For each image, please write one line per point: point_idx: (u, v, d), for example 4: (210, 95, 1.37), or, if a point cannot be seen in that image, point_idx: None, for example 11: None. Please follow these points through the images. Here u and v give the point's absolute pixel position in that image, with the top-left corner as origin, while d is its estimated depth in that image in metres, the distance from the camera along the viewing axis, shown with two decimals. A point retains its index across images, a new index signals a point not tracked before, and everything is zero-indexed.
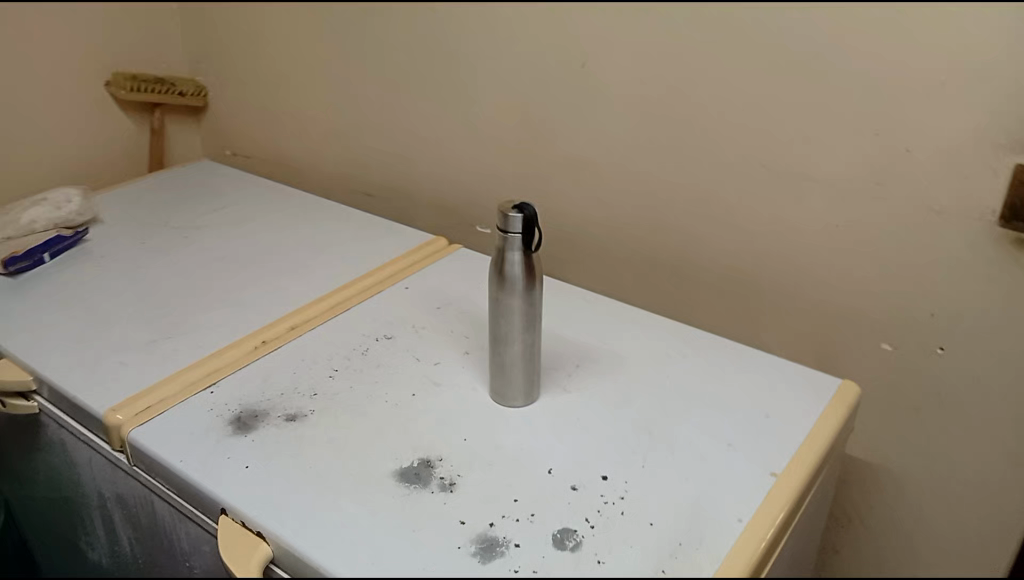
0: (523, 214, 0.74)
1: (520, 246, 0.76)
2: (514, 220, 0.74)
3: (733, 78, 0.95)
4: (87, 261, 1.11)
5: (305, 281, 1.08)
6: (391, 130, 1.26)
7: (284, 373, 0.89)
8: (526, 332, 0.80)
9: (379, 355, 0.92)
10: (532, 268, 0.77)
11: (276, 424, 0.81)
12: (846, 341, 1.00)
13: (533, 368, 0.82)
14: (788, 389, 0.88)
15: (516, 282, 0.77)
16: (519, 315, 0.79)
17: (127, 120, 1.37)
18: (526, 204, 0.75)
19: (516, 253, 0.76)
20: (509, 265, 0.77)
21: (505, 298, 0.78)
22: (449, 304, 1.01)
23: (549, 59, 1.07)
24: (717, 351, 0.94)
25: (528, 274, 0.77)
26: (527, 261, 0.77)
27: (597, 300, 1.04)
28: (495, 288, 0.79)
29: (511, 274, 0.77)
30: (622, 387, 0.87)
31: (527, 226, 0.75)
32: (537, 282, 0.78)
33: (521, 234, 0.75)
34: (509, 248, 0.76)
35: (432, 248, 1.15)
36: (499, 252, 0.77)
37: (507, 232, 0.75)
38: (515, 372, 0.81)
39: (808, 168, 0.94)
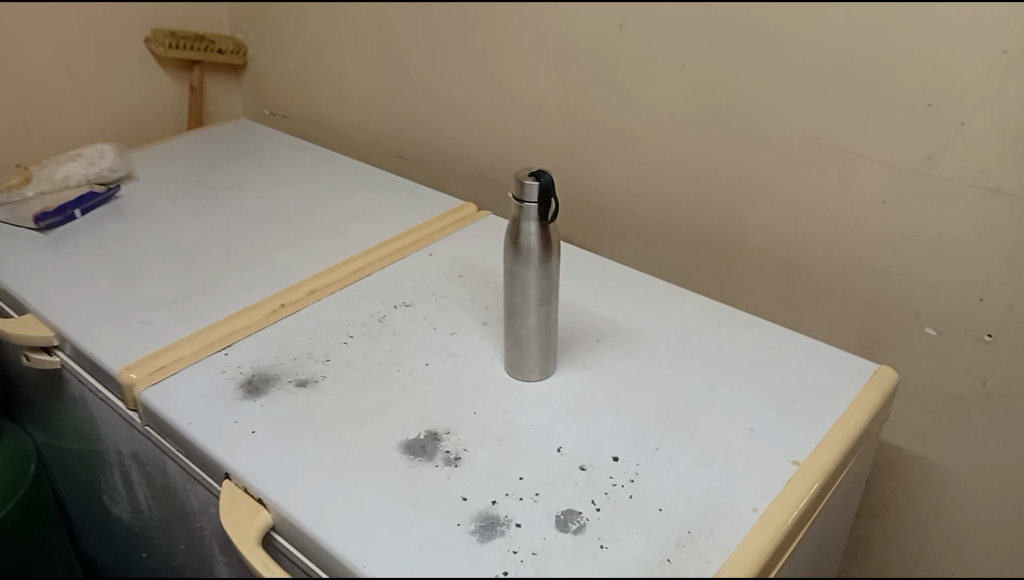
0: (540, 182, 0.71)
1: (536, 217, 0.73)
2: (529, 189, 0.71)
3: (779, 43, 0.89)
4: (118, 217, 1.11)
5: (331, 245, 1.06)
6: (427, 94, 1.24)
7: (299, 338, 0.88)
8: (542, 306, 0.77)
9: (396, 323, 0.90)
10: (548, 239, 0.74)
11: (286, 389, 0.81)
12: (889, 327, 0.95)
13: (549, 342, 0.80)
14: (818, 374, 0.84)
15: (532, 254, 0.74)
16: (535, 289, 0.76)
17: (166, 77, 1.36)
18: (543, 172, 0.71)
19: (531, 224, 0.73)
20: (525, 235, 0.74)
21: (521, 270, 0.75)
22: (472, 274, 0.99)
23: (586, 22, 1.02)
24: (747, 332, 0.90)
25: (544, 246, 0.74)
26: (543, 232, 0.74)
27: (626, 275, 1.01)
28: (509, 259, 0.76)
29: (527, 245, 0.74)
30: (642, 366, 0.84)
31: (543, 196, 0.71)
32: (554, 254, 0.75)
33: (537, 204, 0.72)
34: (525, 218, 0.73)
35: (460, 215, 1.13)
36: (514, 222, 0.74)
37: (523, 201, 0.72)
38: (530, 347, 0.79)
39: (856, 142, 0.88)
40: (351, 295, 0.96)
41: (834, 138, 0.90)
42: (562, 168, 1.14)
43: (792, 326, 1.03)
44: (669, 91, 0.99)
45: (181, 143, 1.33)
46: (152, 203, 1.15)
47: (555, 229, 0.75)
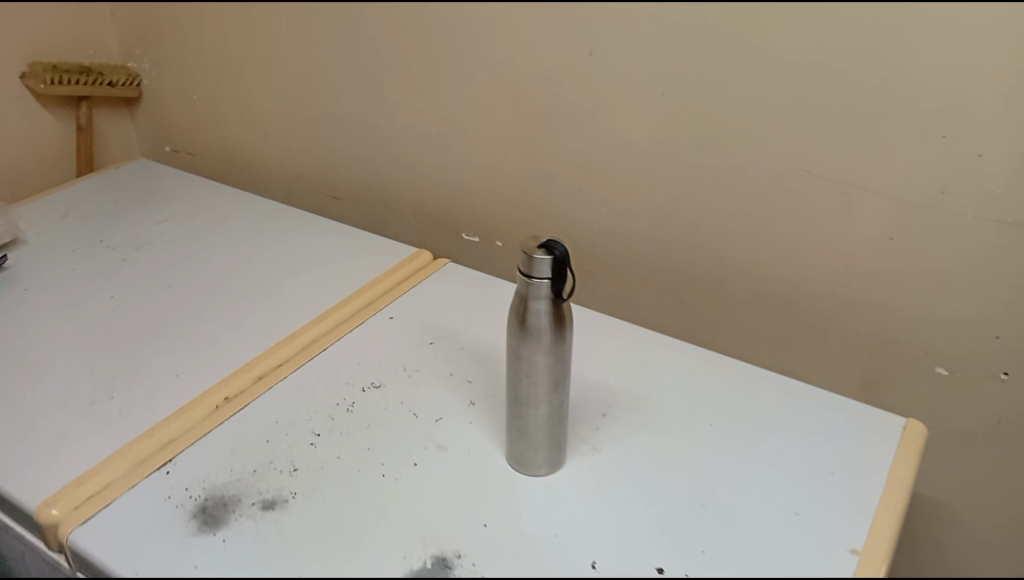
0: (553, 256, 0.60)
1: (548, 294, 0.62)
2: (542, 264, 0.60)
3: (776, 75, 0.80)
4: (10, 294, 0.93)
5: (270, 313, 0.91)
6: (359, 129, 1.09)
7: (256, 442, 0.74)
8: (554, 393, 0.66)
9: (368, 413, 0.77)
10: (562, 319, 0.63)
11: (251, 515, 0.67)
12: (894, 364, 0.89)
13: (560, 431, 0.69)
14: (848, 434, 0.76)
15: (544, 336, 0.63)
16: (548, 375, 0.65)
17: (48, 117, 1.17)
18: (556, 243, 0.61)
19: (542, 302, 0.62)
20: (535, 316, 0.63)
21: (530, 356, 0.64)
22: (444, 339, 0.87)
23: (547, 52, 0.90)
24: (759, 386, 0.82)
25: (557, 327, 0.63)
26: (556, 310, 0.63)
27: (613, 328, 0.90)
28: (514, 343, 0.65)
29: (537, 327, 0.63)
30: (660, 443, 0.74)
31: (558, 271, 0.61)
32: (568, 333, 0.64)
33: (550, 280, 0.61)
34: (535, 297, 0.62)
35: (415, 265, 1.00)
36: (521, 301, 0.63)
37: (532, 278, 0.61)
38: (540, 439, 0.68)
39: (863, 176, 0.81)
40: (308, 378, 0.82)
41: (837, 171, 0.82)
42: (523, 207, 1.03)
43: (788, 367, 0.96)
44: (649, 125, 0.89)
45: (73, 193, 1.15)
46: (47, 273, 0.96)
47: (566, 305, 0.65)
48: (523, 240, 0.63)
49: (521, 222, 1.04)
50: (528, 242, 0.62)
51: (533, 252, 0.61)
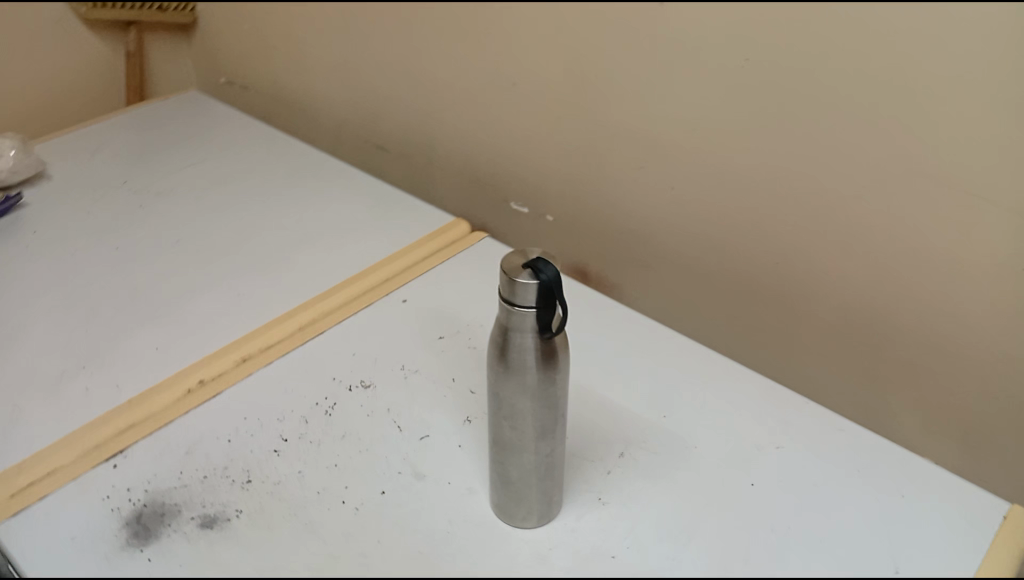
0: (540, 280, 0.47)
1: (534, 327, 0.49)
2: (526, 291, 0.47)
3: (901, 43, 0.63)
4: (17, 237, 0.87)
5: (272, 288, 0.82)
6: (407, 73, 0.97)
7: (216, 442, 0.65)
8: (542, 441, 0.53)
9: (346, 419, 0.67)
10: (552, 355, 0.50)
11: (187, 534, 0.59)
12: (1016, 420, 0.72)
13: (551, 484, 0.56)
14: (928, 514, 0.59)
15: (529, 375, 0.50)
16: (533, 421, 0.52)
17: (95, 40, 1.12)
18: (545, 264, 0.47)
19: (526, 337, 0.49)
20: (518, 350, 0.50)
21: (512, 397, 0.51)
22: (456, 336, 0.75)
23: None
24: (823, 436, 0.66)
25: (545, 365, 0.50)
26: (545, 347, 0.50)
27: (661, 339, 0.76)
28: (493, 379, 0.52)
29: (520, 364, 0.50)
30: (681, 505, 0.60)
31: (547, 299, 0.48)
32: (561, 372, 0.51)
33: (537, 309, 0.48)
34: (518, 328, 0.49)
35: (446, 239, 0.88)
36: (502, 331, 0.50)
37: (515, 305, 0.48)
38: (525, 491, 0.56)
39: (993, 185, 0.65)
40: (293, 367, 0.72)
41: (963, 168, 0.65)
42: (577, 182, 0.89)
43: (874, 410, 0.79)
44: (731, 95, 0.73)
45: (112, 127, 1.09)
46: (60, 219, 0.91)
47: (561, 337, 0.51)
48: (508, 256, 0.49)
49: (574, 199, 0.90)
50: (512, 255, 0.50)
51: (516, 275, 0.47)
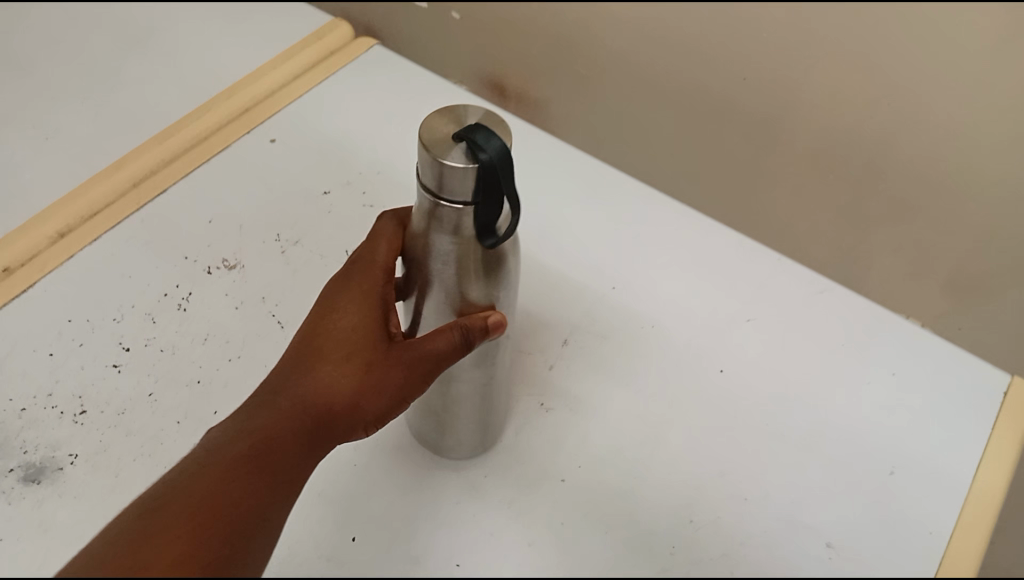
0: (479, 163, 0.32)
1: (469, 233, 0.35)
2: (456, 176, 0.32)
3: None
4: None
5: (96, 128, 0.62)
6: None
7: (33, 356, 0.49)
8: (475, 362, 0.42)
9: (208, 315, 0.51)
10: (493, 266, 0.37)
11: (3, 494, 0.44)
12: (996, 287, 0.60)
13: (490, 410, 0.45)
14: (923, 399, 0.50)
15: (464, 291, 0.38)
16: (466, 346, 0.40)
17: None
18: (487, 137, 0.32)
19: (456, 245, 0.36)
20: (445, 260, 0.36)
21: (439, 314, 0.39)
22: (345, 189, 0.59)
23: None
24: (807, 309, 0.55)
25: (479, 279, 0.37)
26: (483, 260, 0.37)
27: (606, 182, 0.62)
28: (414, 292, 0.39)
29: (447, 278, 0.37)
30: (644, 409, 0.49)
31: (487, 191, 0.33)
32: (504, 285, 0.39)
33: (475, 206, 0.34)
34: (444, 232, 0.35)
35: (321, 52, 0.69)
36: (424, 231, 0.36)
37: (441, 199, 0.34)
38: (455, 424, 0.45)
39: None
40: (131, 243, 0.55)
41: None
42: None
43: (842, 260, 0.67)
44: None
45: None
46: None
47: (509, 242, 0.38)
48: (434, 119, 0.34)
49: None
50: (441, 116, 0.34)
51: (444, 155, 0.32)
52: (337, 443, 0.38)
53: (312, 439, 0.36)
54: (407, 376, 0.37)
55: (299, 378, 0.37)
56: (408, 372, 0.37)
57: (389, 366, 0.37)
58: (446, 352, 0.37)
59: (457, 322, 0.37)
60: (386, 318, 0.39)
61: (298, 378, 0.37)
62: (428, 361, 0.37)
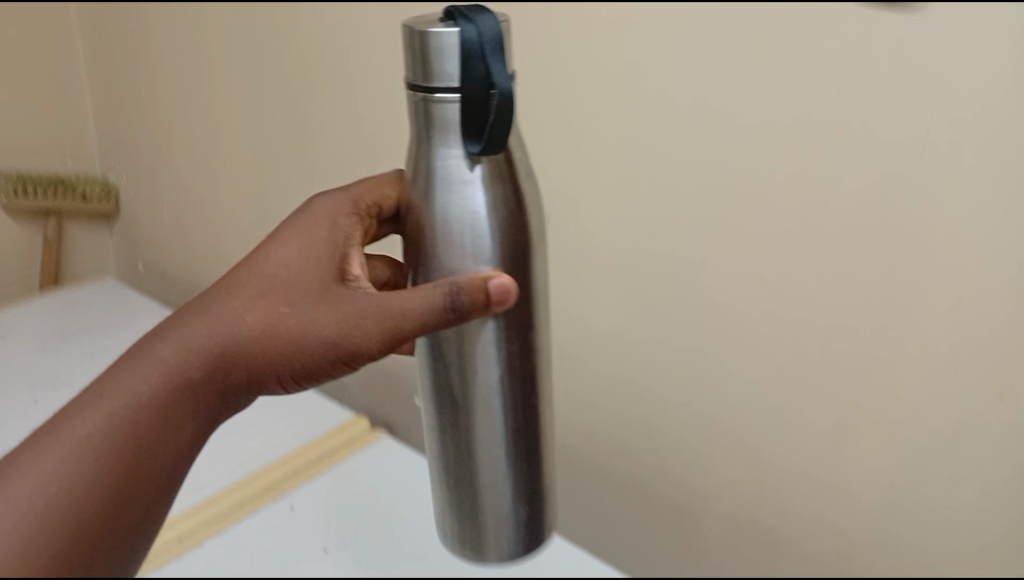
0: (463, 32, 0.35)
1: (461, 131, 0.37)
2: (445, 55, 0.36)
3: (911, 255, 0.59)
4: None
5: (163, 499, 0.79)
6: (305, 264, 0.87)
7: None
8: (501, 385, 0.42)
9: None
10: (507, 193, 0.39)
11: None
12: (958, 495, 0.63)
13: (526, 445, 0.44)
14: None
15: (484, 385, 0.42)
16: (495, 446, 0.42)
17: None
18: (481, 17, 0.36)
19: (452, 153, 0.38)
20: (456, 342, 0.41)
21: (452, 400, 0.42)
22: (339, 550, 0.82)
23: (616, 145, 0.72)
24: None
25: (501, 348, 0.42)
26: (474, 178, 0.38)
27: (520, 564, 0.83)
28: (411, 253, 0.41)
29: (447, 211, 0.38)
30: None
31: (476, 80, 0.36)
32: (503, 242, 0.40)
33: (462, 97, 0.36)
34: (439, 132, 0.37)
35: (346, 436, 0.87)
36: (421, 136, 0.38)
37: (430, 89, 0.37)
38: (492, 462, 0.43)
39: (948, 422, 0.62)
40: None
41: (956, 135, 0.55)
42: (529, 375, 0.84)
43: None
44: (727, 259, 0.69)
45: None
46: None
47: (509, 162, 0.39)
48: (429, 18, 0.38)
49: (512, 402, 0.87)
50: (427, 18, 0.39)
51: (429, 28, 0.36)
52: (251, 385, 0.39)
53: (207, 383, 0.37)
54: (339, 324, 0.39)
55: (191, 320, 0.37)
56: (336, 320, 0.39)
57: (297, 316, 0.39)
58: (393, 306, 0.39)
59: (452, 279, 0.39)
60: (338, 259, 0.41)
61: (200, 322, 0.37)
62: (376, 311, 0.39)
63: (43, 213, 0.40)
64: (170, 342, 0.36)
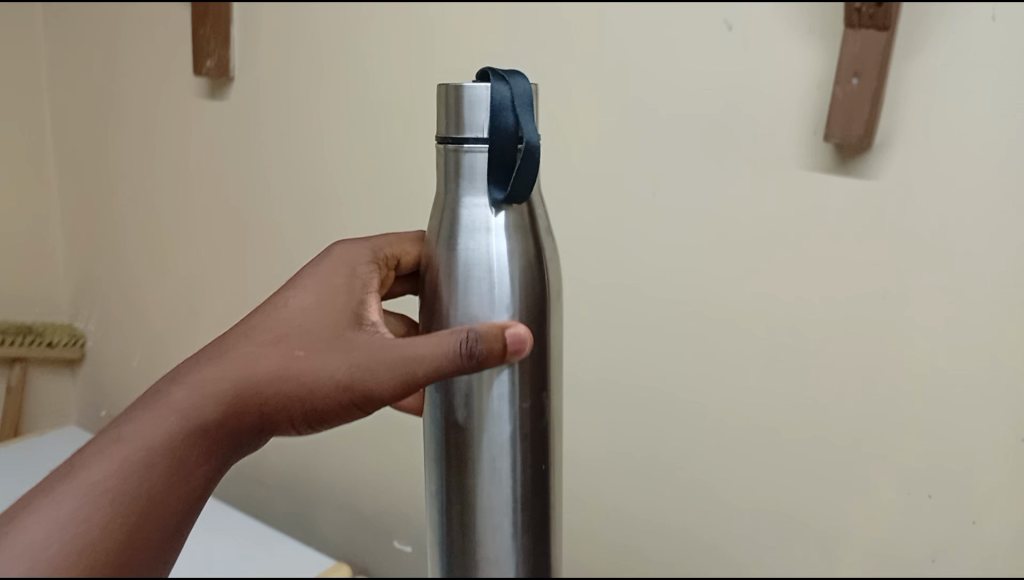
0: (495, 86, 0.42)
1: (486, 178, 0.42)
2: (473, 106, 0.42)
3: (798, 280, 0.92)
4: None
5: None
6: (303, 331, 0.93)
7: None
8: (506, 426, 0.44)
9: None
10: (529, 246, 0.44)
11: None
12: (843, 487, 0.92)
13: (535, 494, 0.45)
14: None
15: (491, 439, 0.44)
16: (503, 497, 0.44)
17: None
18: (514, 78, 0.43)
19: (476, 198, 0.43)
20: (466, 399, 0.44)
21: (454, 445, 0.44)
22: None
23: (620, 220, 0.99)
24: None
25: (514, 407, 0.44)
26: (496, 227, 0.43)
27: None
28: (428, 300, 0.46)
29: (465, 256, 0.43)
30: None
31: (506, 129, 0.41)
32: (521, 289, 0.44)
33: (491, 146, 0.42)
34: (465, 180, 0.43)
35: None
36: (447, 183, 0.44)
37: (462, 140, 0.42)
38: (500, 509, 0.44)
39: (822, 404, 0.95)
40: None
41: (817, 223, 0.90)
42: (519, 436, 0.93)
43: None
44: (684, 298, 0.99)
45: None
46: None
47: (530, 212, 0.44)
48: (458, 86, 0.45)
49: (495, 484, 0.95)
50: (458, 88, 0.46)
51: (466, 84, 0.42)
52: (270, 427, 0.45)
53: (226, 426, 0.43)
54: (352, 369, 0.45)
55: (200, 369, 0.43)
56: (347, 363, 0.45)
57: (305, 357, 0.44)
58: (407, 357, 0.44)
59: (471, 328, 0.43)
60: (353, 311, 0.48)
61: (216, 365, 0.44)
62: (387, 354, 0.44)
63: (12, 360, 0.37)
64: (177, 388, 0.42)
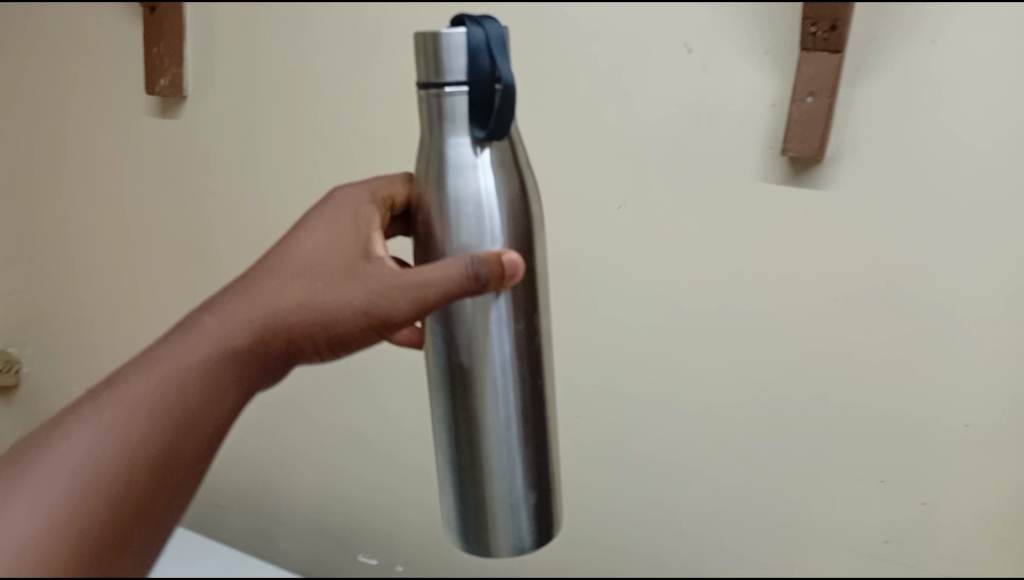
0: (469, 31, 0.49)
1: (466, 113, 0.51)
2: (452, 50, 0.49)
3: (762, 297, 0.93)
4: None
5: None
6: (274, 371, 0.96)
7: None
8: (503, 344, 0.55)
9: None
10: (507, 172, 0.53)
11: None
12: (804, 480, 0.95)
13: (529, 410, 0.57)
14: None
15: (490, 359, 0.55)
16: (503, 405, 0.56)
17: None
18: (487, 23, 0.50)
19: (458, 133, 0.51)
20: (468, 324, 0.55)
21: (460, 364, 0.56)
22: None
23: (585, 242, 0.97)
24: None
25: (509, 329, 0.55)
26: (477, 155, 0.52)
27: None
28: (424, 226, 0.54)
29: (455, 192, 0.52)
30: None
31: (482, 69, 0.50)
32: (508, 214, 0.53)
33: (468, 87, 0.50)
34: (447, 117, 0.51)
35: None
36: (432, 120, 0.52)
37: (441, 81, 0.50)
38: (505, 418, 0.56)
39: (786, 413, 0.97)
40: None
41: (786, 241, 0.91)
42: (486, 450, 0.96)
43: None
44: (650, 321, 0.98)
45: None
46: None
47: (504, 141, 0.53)
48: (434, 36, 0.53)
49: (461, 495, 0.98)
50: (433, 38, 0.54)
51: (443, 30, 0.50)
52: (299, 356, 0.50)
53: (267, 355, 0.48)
54: (372, 298, 0.49)
55: (235, 304, 0.48)
56: (366, 292, 0.49)
57: (325, 289, 0.49)
58: (413, 278, 0.49)
59: (472, 256, 0.51)
60: (364, 245, 0.52)
61: (246, 300, 0.48)
62: (402, 282, 0.49)
63: None
64: (217, 320, 0.47)
